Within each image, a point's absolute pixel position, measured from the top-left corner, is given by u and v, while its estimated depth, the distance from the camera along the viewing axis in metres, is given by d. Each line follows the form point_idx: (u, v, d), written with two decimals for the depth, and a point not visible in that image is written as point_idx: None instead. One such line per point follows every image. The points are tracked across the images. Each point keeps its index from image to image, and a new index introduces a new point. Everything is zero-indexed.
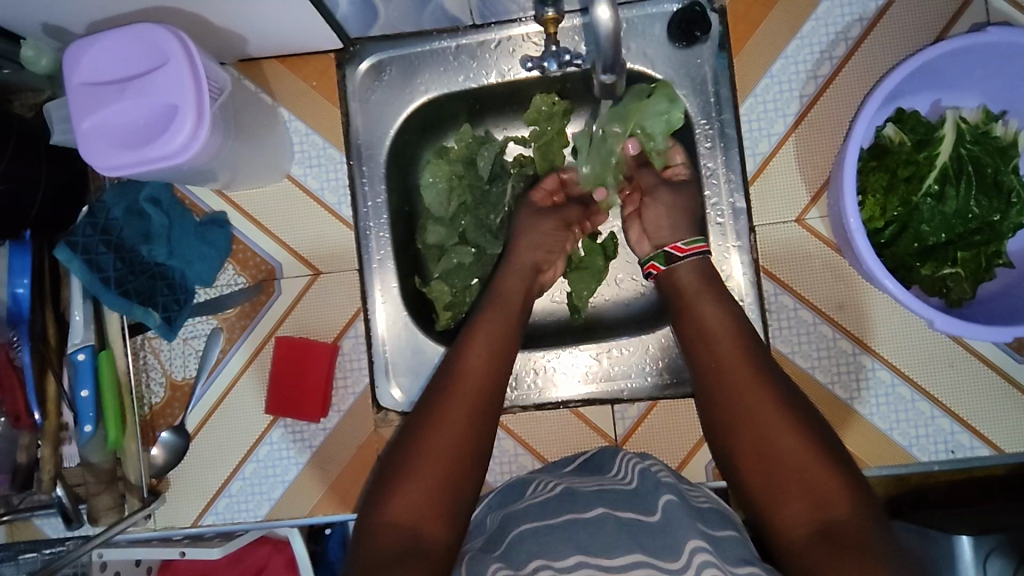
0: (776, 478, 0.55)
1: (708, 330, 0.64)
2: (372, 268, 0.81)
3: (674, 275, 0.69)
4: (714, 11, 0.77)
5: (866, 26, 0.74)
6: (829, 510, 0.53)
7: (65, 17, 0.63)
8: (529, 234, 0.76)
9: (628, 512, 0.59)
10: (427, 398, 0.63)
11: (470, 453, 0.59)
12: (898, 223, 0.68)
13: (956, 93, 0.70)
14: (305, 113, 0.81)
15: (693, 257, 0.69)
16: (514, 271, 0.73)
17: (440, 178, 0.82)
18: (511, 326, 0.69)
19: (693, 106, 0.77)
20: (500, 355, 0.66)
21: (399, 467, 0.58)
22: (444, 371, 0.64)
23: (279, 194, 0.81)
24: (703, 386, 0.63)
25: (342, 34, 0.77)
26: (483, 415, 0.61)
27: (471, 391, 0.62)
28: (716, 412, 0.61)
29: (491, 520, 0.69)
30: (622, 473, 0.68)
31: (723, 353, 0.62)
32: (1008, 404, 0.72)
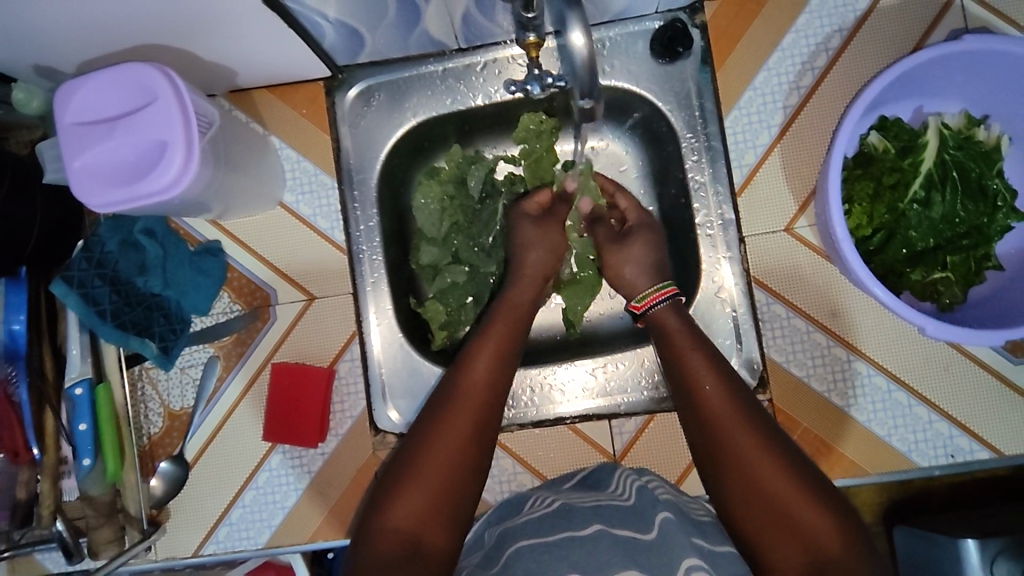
0: (766, 511, 0.56)
1: (695, 364, 0.65)
2: (366, 291, 0.82)
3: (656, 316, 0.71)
4: (696, 26, 0.78)
5: (846, 36, 0.75)
6: (821, 544, 0.54)
7: (58, 57, 0.64)
8: (536, 247, 0.77)
9: (624, 529, 0.59)
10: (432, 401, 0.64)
11: (471, 470, 0.59)
12: (886, 230, 0.69)
13: (937, 100, 0.70)
14: (296, 141, 0.82)
15: (654, 308, 0.71)
16: (525, 280, 0.75)
17: (432, 199, 0.84)
18: (515, 342, 0.69)
19: (679, 120, 0.78)
20: (500, 377, 0.65)
21: (396, 485, 0.58)
22: (450, 377, 0.65)
23: (272, 221, 0.82)
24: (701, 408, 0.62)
25: (329, 62, 0.78)
26: (483, 434, 0.62)
27: (471, 406, 0.62)
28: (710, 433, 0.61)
29: (491, 535, 0.69)
30: (620, 488, 0.68)
31: (706, 385, 0.63)
32: (1005, 406, 0.72)
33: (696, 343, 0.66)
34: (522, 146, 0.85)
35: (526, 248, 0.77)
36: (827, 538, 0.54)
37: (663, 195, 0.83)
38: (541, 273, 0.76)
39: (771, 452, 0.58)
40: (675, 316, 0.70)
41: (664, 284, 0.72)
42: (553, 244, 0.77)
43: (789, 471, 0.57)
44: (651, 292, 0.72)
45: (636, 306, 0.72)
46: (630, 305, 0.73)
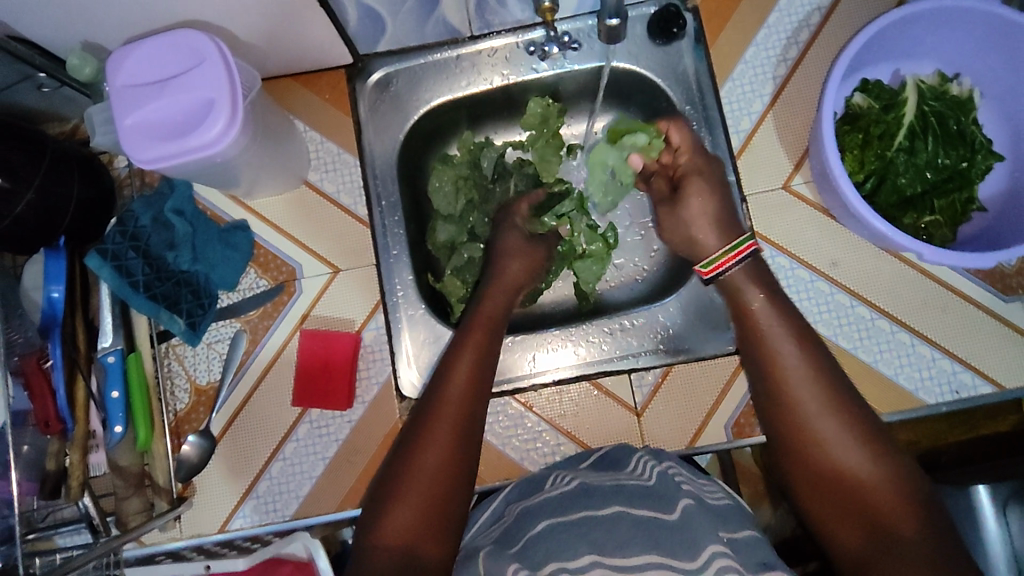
0: (828, 484, 0.56)
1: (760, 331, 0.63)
2: (389, 261, 0.83)
3: (731, 281, 0.67)
4: (688, 10, 0.85)
5: (824, 14, 0.84)
6: (889, 522, 0.53)
7: (105, 35, 0.69)
8: (512, 260, 0.79)
9: (643, 509, 0.59)
10: (416, 412, 0.65)
11: (456, 473, 0.60)
12: (875, 177, 0.74)
13: (912, 62, 0.77)
14: (321, 125, 0.88)
15: (728, 270, 0.67)
16: (499, 289, 0.76)
17: (446, 182, 0.89)
18: (488, 349, 0.69)
19: (677, 95, 0.84)
20: (477, 379, 0.66)
21: (392, 489, 0.60)
22: (433, 386, 0.66)
23: (297, 198, 0.86)
24: (766, 377, 0.61)
25: (353, 48, 0.84)
26: (467, 436, 0.62)
27: (451, 419, 0.63)
28: (773, 402, 0.59)
29: (512, 512, 0.67)
30: (640, 470, 0.67)
31: (776, 351, 0.61)
32: (1003, 342, 0.76)
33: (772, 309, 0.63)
34: (529, 131, 0.91)
35: (505, 258, 0.79)
36: (906, 521, 0.53)
37: None
38: (516, 280, 0.77)
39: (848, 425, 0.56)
40: (749, 275, 0.66)
41: (738, 243, 0.68)
42: (528, 253, 0.80)
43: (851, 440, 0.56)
44: (720, 256, 0.67)
45: (703, 271, 0.69)
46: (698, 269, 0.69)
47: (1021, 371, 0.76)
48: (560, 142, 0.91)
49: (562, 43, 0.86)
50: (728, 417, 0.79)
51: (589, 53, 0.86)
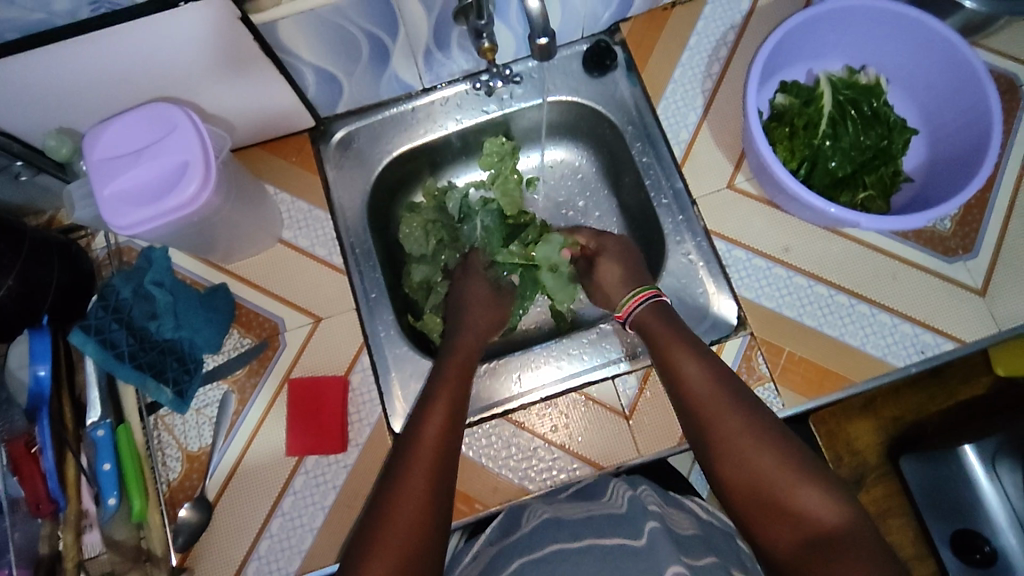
0: (754, 491, 0.61)
1: (677, 365, 0.70)
2: (368, 304, 0.87)
3: (642, 323, 0.78)
4: (617, 43, 0.95)
5: (737, 31, 0.94)
6: (823, 529, 0.58)
7: (81, 116, 0.75)
8: (479, 308, 0.88)
9: (614, 538, 0.60)
10: (393, 457, 0.66)
11: (436, 506, 0.61)
12: (806, 164, 0.81)
13: (821, 61, 0.86)
14: (289, 186, 0.90)
15: (648, 303, 0.78)
16: (469, 333, 0.83)
17: (415, 228, 0.95)
18: (462, 394, 0.73)
19: (617, 117, 0.94)
20: (452, 420, 0.69)
21: (376, 518, 0.60)
22: (406, 437, 0.67)
23: (273, 257, 0.88)
24: (688, 409, 0.68)
25: (313, 111, 0.90)
26: (444, 475, 0.64)
27: (428, 461, 0.64)
28: (699, 432, 0.66)
29: (486, 554, 0.67)
30: (614, 499, 0.70)
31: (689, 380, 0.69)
32: (953, 298, 0.81)
33: (680, 341, 0.72)
34: (490, 171, 0.98)
35: (471, 308, 0.87)
36: (824, 514, 0.58)
37: (620, 186, 1.00)
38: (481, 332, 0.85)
39: (766, 439, 0.63)
40: (656, 316, 0.77)
41: (642, 289, 0.80)
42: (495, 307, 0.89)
43: (772, 451, 0.62)
44: (633, 296, 0.80)
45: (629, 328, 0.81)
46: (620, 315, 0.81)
47: (976, 324, 0.80)
48: (519, 176, 0.97)
49: (504, 77, 0.93)
50: None
51: (530, 90, 0.95)
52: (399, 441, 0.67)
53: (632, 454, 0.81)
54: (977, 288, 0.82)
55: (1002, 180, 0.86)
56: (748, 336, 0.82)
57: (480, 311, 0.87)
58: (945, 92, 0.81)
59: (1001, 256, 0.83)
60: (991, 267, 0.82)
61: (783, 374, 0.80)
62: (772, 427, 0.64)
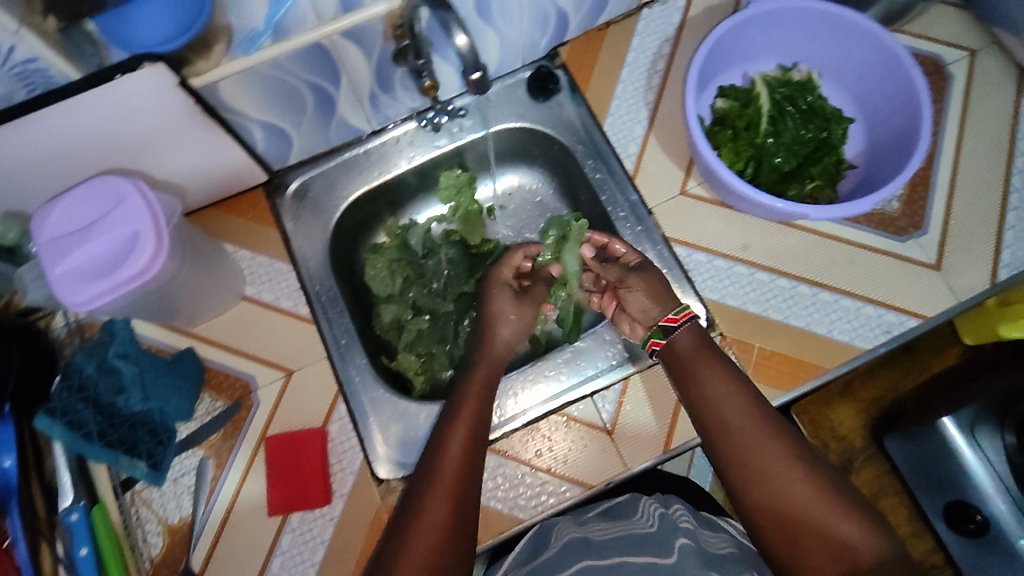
0: (793, 522, 0.62)
1: (713, 392, 0.71)
2: (339, 351, 0.86)
3: (674, 347, 0.76)
4: (558, 67, 0.97)
5: (672, 43, 0.96)
6: (861, 561, 0.59)
7: (25, 198, 0.74)
8: (510, 322, 0.84)
9: (643, 556, 0.61)
10: (417, 472, 0.68)
11: (462, 517, 0.63)
12: (753, 162, 0.83)
13: (754, 63, 0.89)
14: (248, 243, 0.90)
15: (687, 324, 0.76)
16: (495, 350, 0.81)
17: (381, 268, 0.94)
18: (486, 407, 0.74)
19: (567, 137, 0.95)
20: (476, 435, 0.70)
21: (395, 544, 0.62)
22: (429, 451, 0.69)
23: (238, 315, 0.87)
24: (724, 436, 0.68)
25: (265, 165, 0.90)
26: (466, 489, 0.66)
27: (452, 470, 0.66)
28: (735, 458, 0.66)
29: None
30: (646, 518, 0.70)
31: (727, 407, 0.69)
32: (910, 276, 0.84)
33: (715, 367, 0.73)
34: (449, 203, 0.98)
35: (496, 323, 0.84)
36: (862, 549, 0.59)
37: (578, 204, 1.00)
38: (505, 344, 0.82)
39: (799, 463, 0.65)
40: (691, 336, 0.76)
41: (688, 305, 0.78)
42: (526, 320, 0.85)
43: (811, 482, 0.64)
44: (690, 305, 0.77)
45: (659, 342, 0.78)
46: (663, 320, 0.78)
47: (935, 298, 0.83)
48: (479, 206, 0.97)
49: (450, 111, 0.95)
50: None
51: (479, 120, 0.96)
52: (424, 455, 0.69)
53: (619, 469, 0.80)
54: (932, 262, 0.84)
55: (940, 157, 0.89)
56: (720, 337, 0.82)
57: (508, 324, 0.84)
58: (875, 80, 0.83)
59: (949, 230, 0.85)
60: (942, 242, 0.85)
61: (757, 371, 0.81)
62: (809, 457, 0.66)
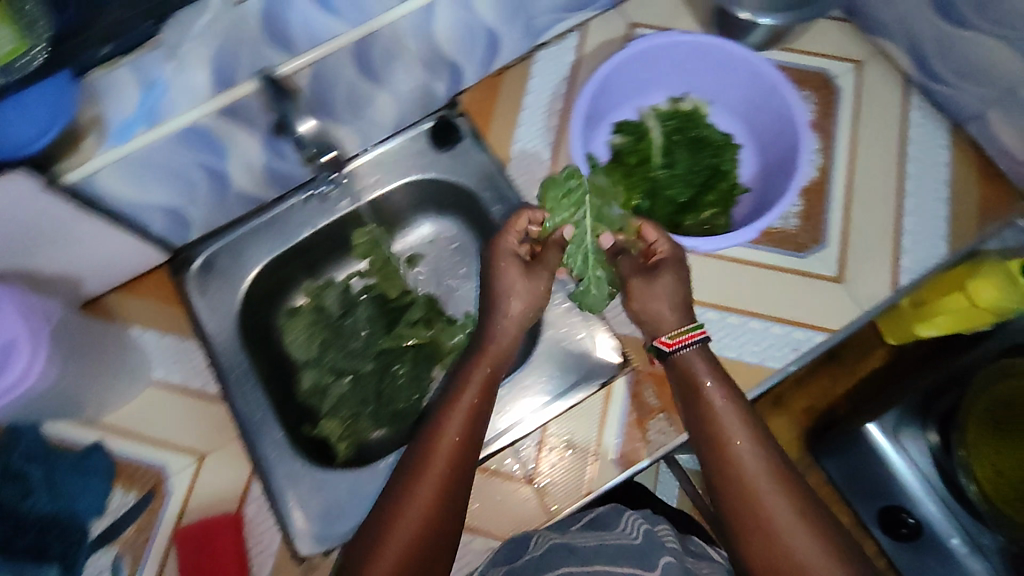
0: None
1: (723, 423, 0.70)
2: (254, 425, 0.84)
3: (680, 362, 0.75)
4: (460, 115, 0.97)
5: (568, 83, 0.97)
6: None
7: None
8: (518, 296, 0.80)
9: (627, 567, 0.68)
10: (409, 455, 0.71)
11: (443, 510, 0.66)
12: (643, 194, 0.85)
13: (645, 95, 0.90)
14: (155, 325, 0.89)
15: (685, 347, 0.75)
16: (502, 331, 0.79)
17: (300, 333, 0.94)
18: (487, 396, 0.75)
19: (474, 183, 0.95)
20: (474, 423, 0.72)
21: (375, 534, 0.65)
22: (424, 436, 0.71)
23: (147, 401, 0.85)
24: (727, 473, 0.68)
25: (166, 243, 0.88)
26: (452, 490, 0.68)
27: (443, 461, 0.68)
28: (736, 498, 0.66)
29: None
30: (629, 529, 0.77)
31: (736, 442, 0.69)
32: (813, 291, 0.85)
33: (727, 397, 0.72)
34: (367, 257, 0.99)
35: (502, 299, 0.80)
36: None
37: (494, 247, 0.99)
38: (514, 325, 0.80)
39: (800, 515, 0.64)
40: (703, 360, 0.75)
41: (693, 326, 0.77)
42: (535, 296, 0.81)
43: (813, 537, 0.62)
44: (682, 332, 0.76)
45: (668, 342, 0.76)
46: (659, 341, 0.77)
47: (839, 311, 0.85)
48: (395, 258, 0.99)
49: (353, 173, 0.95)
50: (614, 451, 0.81)
51: (386, 174, 0.96)
52: (414, 445, 0.71)
53: (543, 520, 0.80)
54: (834, 275, 0.86)
55: (835, 169, 0.91)
56: (633, 371, 0.84)
57: (517, 304, 0.80)
58: (762, 108, 0.85)
59: (849, 244, 0.87)
60: (843, 255, 0.87)
61: (672, 403, 0.83)
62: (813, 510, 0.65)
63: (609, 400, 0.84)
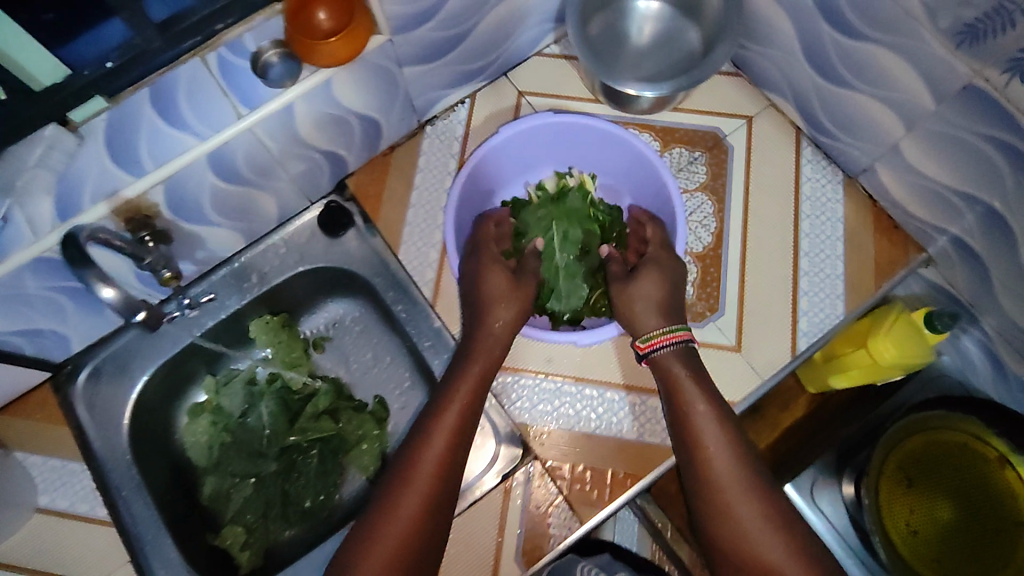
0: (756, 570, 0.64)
1: (701, 426, 0.72)
2: (145, 549, 0.82)
3: (660, 364, 0.77)
4: (348, 200, 0.95)
5: (458, 158, 0.95)
6: None
7: None
8: (502, 300, 0.80)
9: None
10: (393, 469, 0.72)
11: (429, 519, 0.68)
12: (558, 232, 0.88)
13: (533, 171, 0.96)
14: (39, 447, 0.86)
15: (670, 346, 0.77)
16: (483, 340, 0.79)
17: (201, 434, 0.91)
18: (477, 399, 0.76)
19: (366, 271, 0.92)
20: (461, 430, 0.73)
21: (359, 548, 0.67)
22: (408, 447, 0.73)
23: (33, 530, 0.83)
24: (704, 471, 0.70)
25: (42, 362, 0.85)
26: (438, 501, 0.70)
27: (427, 474, 0.70)
28: (710, 496, 0.69)
29: None
30: None
31: (711, 445, 0.70)
32: (711, 361, 0.84)
33: (708, 399, 0.73)
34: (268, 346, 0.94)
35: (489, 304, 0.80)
36: None
37: (395, 332, 0.95)
38: (497, 335, 0.79)
39: (771, 514, 0.66)
40: (682, 361, 0.76)
41: (676, 328, 0.78)
42: (520, 301, 0.81)
43: (782, 535, 0.65)
44: (656, 334, 0.77)
45: (641, 345, 0.78)
46: (637, 344, 0.79)
47: (738, 383, 0.83)
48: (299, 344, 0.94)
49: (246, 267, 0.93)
50: (515, 546, 0.80)
51: (278, 265, 0.93)
52: (400, 455, 0.73)
53: None
54: (732, 345, 0.85)
55: (729, 233, 0.89)
56: (534, 462, 0.83)
57: (501, 311, 0.80)
58: (640, 178, 0.91)
59: (746, 310, 0.86)
60: (740, 323, 0.85)
61: (574, 492, 0.82)
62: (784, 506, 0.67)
63: (510, 492, 0.82)
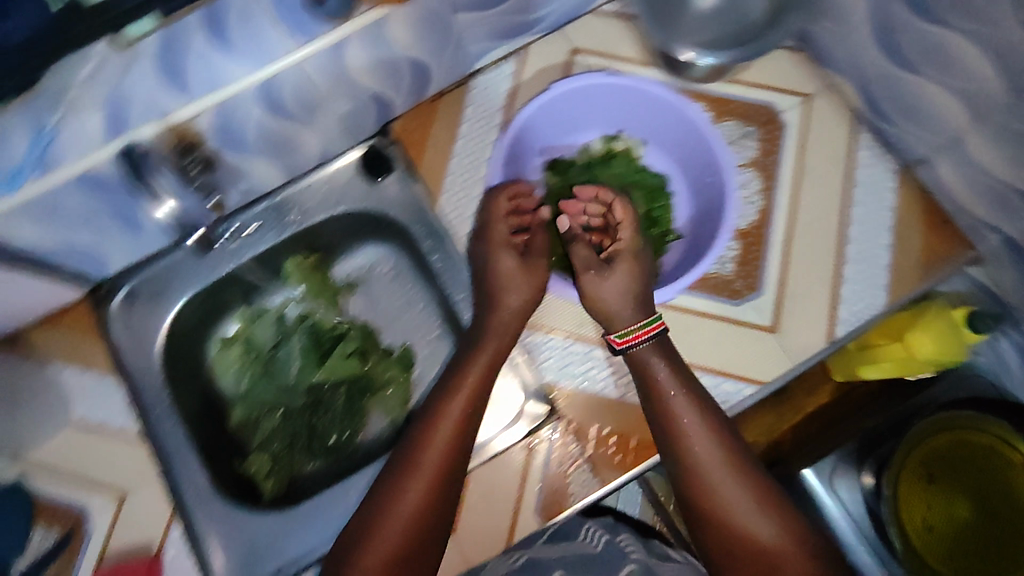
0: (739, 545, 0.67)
1: (679, 412, 0.73)
2: (176, 468, 0.85)
3: (639, 359, 0.77)
4: (392, 144, 0.94)
5: (505, 112, 0.94)
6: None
7: None
8: (511, 282, 0.81)
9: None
10: (401, 450, 0.73)
11: (438, 499, 0.70)
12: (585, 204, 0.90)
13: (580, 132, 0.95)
14: (76, 362, 0.88)
15: (649, 341, 0.77)
16: (494, 327, 0.80)
17: (233, 365, 0.94)
18: (487, 382, 0.77)
19: (405, 217, 0.92)
20: (470, 412, 0.75)
21: (368, 526, 0.69)
22: (417, 429, 0.74)
23: (68, 440, 0.86)
24: (682, 456, 0.71)
25: (81, 279, 0.86)
26: (447, 482, 0.71)
27: (437, 455, 0.71)
28: (690, 479, 0.70)
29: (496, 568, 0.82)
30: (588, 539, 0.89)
31: (687, 431, 0.72)
32: (745, 340, 0.83)
33: (682, 387, 0.74)
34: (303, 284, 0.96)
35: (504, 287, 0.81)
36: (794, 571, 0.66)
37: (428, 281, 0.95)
38: (513, 313, 0.81)
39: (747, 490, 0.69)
40: (660, 356, 0.76)
41: (654, 318, 0.78)
42: (535, 283, 0.82)
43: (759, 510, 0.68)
44: (635, 329, 0.77)
45: (617, 341, 0.77)
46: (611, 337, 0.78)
47: (769, 364, 0.82)
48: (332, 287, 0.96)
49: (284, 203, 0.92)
50: (534, 499, 0.81)
51: (317, 204, 0.93)
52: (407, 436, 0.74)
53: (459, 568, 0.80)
54: (768, 326, 0.84)
55: (776, 212, 0.87)
56: (558, 421, 0.83)
57: (513, 293, 0.81)
58: (690, 148, 0.89)
59: (784, 292, 0.85)
60: (778, 304, 0.84)
61: (597, 454, 0.82)
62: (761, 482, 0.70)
63: (534, 447, 0.83)
